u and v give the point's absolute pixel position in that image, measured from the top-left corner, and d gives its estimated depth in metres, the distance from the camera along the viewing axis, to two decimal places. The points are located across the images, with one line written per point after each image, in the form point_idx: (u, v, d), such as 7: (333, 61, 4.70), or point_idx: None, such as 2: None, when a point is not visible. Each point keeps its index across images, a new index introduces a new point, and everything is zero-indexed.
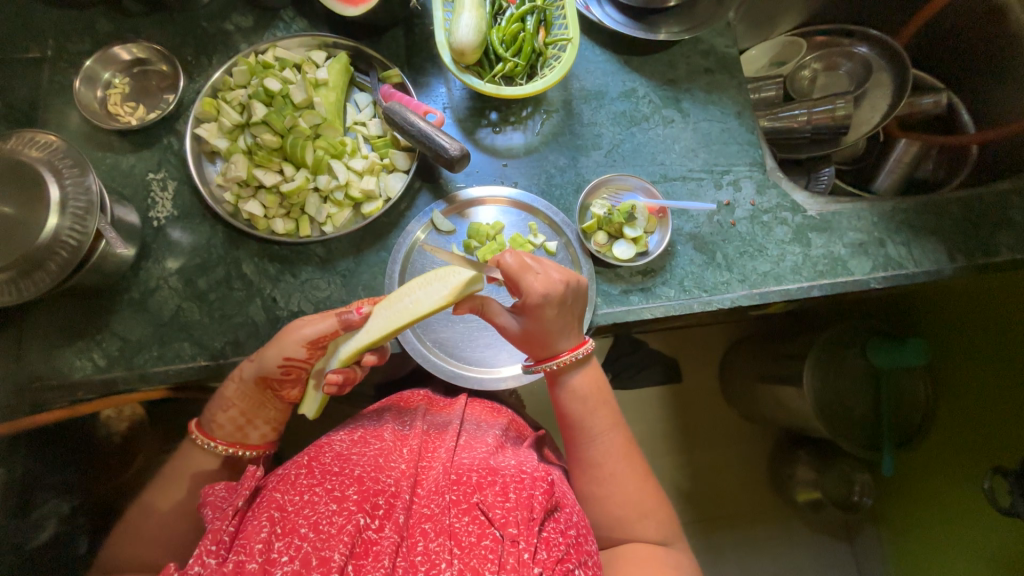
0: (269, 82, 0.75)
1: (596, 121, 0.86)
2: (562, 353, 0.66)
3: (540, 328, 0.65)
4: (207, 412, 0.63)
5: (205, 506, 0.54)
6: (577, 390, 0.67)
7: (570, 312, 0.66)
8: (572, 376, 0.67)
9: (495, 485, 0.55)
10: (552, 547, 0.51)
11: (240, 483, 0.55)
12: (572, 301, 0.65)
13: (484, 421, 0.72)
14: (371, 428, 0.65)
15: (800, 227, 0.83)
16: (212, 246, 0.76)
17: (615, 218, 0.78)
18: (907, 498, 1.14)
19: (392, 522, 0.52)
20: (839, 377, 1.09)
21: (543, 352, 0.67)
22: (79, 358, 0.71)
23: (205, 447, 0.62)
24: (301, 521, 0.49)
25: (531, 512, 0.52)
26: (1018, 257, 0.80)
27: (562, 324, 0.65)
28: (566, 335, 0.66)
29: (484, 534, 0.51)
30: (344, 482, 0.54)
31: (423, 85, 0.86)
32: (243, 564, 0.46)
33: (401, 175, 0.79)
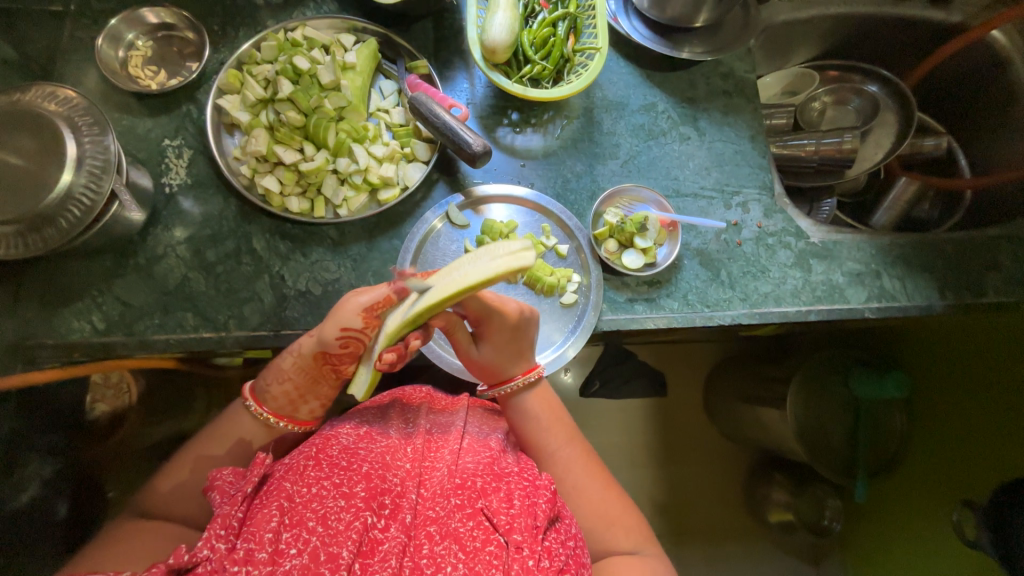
0: (298, 60, 0.75)
1: (615, 131, 0.88)
2: (513, 377, 0.71)
3: (491, 352, 0.71)
4: (263, 378, 0.63)
5: (212, 490, 0.53)
6: (527, 409, 0.71)
7: (517, 341, 0.70)
8: (521, 399, 0.71)
9: (499, 491, 0.57)
10: (554, 556, 0.52)
11: (249, 468, 0.56)
12: (516, 332, 0.70)
13: (487, 422, 0.72)
14: (376, 424, 0.66)
15: (803, 253, 0.85)
16: (223, 219, 0.75)
17: (627, 228, 0.79)
18: (878, 525, 1.17)
19: (399, 521, 0.52)
20: (823, 403, 1.12)
21: (493, 376, 0.72)
22: (76, 319, 0.70)
23: (254, 415, 0.62)
24: (309, 513, 0.50)
25: (534, 520, 0.54)
26: (1003, 299, 0.84)
27: (510, 351, 0.70)
28: (516, 361, 0.71)
29: (489, 539, 0.52)
30: (352, 478, 0.54)
31: (448, 79, 0.87)
32: (253, 553, 0.47)
33: (420, 165, 0.79)
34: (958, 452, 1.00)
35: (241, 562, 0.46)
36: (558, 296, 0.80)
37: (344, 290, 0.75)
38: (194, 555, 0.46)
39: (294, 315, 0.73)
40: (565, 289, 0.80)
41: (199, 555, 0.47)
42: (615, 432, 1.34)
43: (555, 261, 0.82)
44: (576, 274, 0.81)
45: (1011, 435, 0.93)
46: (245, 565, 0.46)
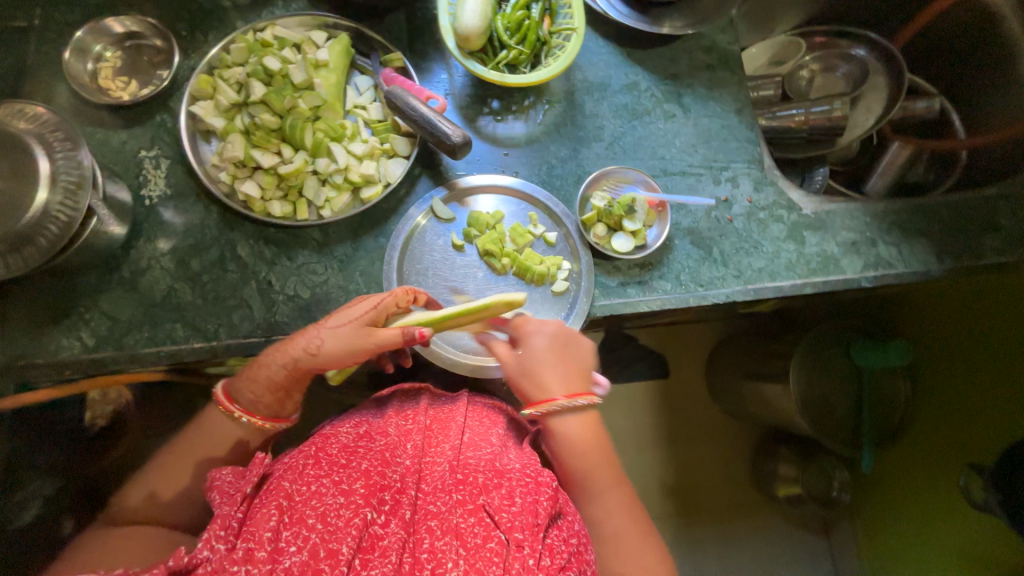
0: (269, 61, 0.74)
1: (598, 113, 0.87)
2: (558, 397, 0.66)
3: (541, 363, 0.69)
4: (236, 378, 0.63)
5: (212, 490, 0.54)
6: (574, 441, 0.67)
7: (566, 357, 0.70)
8: (568, 428, 0.67)
9: (501, 488, 0.57)
10: (556, 554, 0.53)
11: (249, 468, 0.55)
12: (565, 348, 0.71)
13: (487, 415, 0.71)
14: (377, 422, 0.67)
15: (795, 225, 0.84)
16: (206, 227, 0.75)
17: (615, 210, 0.78)
18: (884, 491, 1.17)
19: (398, 518, 0.54)
20: (824, 376, 1.10)
21: (537, 393, 0.68)
22: (66, 337, 0.70)
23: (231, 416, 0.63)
24: (309, 511, 0.51)
25: (536, 517, 0.55)
26: (1001, 260, 0.83)
27: (562, 367, 0.69)
28: (563, 381, 0.68)
29: (489, 536, 0.53)
30: (351, 476, 0.55)
31: (425, 71, 0.85)
32: (253, 552, 0.47)
33: (401, 161, 0.78)
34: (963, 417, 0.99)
35: (241, 562, 0.47)
36: (550, 284, 0.79)
37: (332, 292, 0.75)
38: (195, 556, 0.46)
39: (284, 320, 0.73)
40: (556, 277, 0.79)
41: (199, 556, 0.47)
42: (618, 417, 1.34)
43: (544, 250, 0.81)
44: (566, 261, 0.80)
45: (1016, 397, 0.92)
46: (246, 565, 0.47)
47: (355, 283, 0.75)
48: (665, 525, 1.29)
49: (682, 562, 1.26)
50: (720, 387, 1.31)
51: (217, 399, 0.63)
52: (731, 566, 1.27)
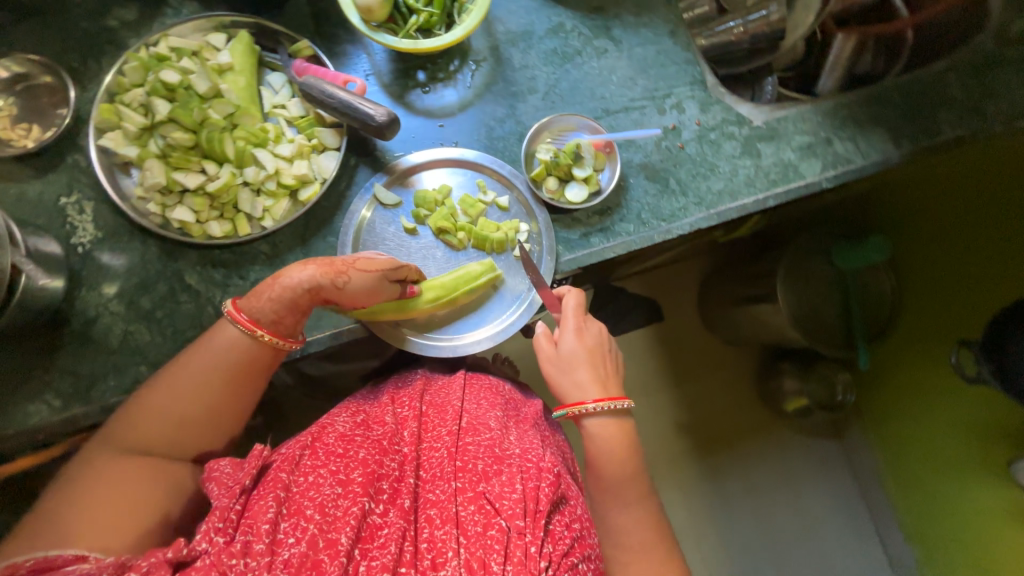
0: (167, 75, 0.69)
1: (528, 63, 0.83)
2: (590, 400, 0.64)
3: (579, 358, 0.66)
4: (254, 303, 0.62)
5: (211, 481, 0.53)
6: (604, 444, 0.64)
7: (605, 358, 0.68)
8: (599, 429, 0.64)
9: (501, 475, 0.58)
10: (558, 540, 0.55)
11: (247, 460, 0.55)
12: (606, 349, 0.69)
13: (483, 397, 0.70)
14: (373, 412, 0.68)
15: (748, 139, 0.82)
16: (148, 263, 0.72)
17: (562, 161, 0.76)
18: (886, 385, 1.20)
19: (398, 507, 0.56)
20: (808, 287, 1.11)
21: (572, 389, 0.66)
22: (31, 403, 0.67)
23: (247, 333, 0.62)
24: (307, 502, 0.52)
25: (537, 504, 0.56)
26: (959, 134, 0.82)
27: (601, 366, 0.67)
28: (593, 383, 0.65)
29: (491, 523, 0.54)
30: (349, 466, 0.57)
31: (339, 55, 0.80)
32: (251, 544, 0.48)
33: (333, 153, 0.75)
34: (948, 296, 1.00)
35: (240, 554, 0.47)
36: (511, 250, 0.78)
37: None
38: (194, 547, 0.47)
39: None
40: (515, 242, 0.77)
41: (198, 548, 0.47)
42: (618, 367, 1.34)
43: (499, 216, 0.79)
44: (523, 223, 0.78)
45: None
46: (244, 557, 0.47)
47: None
48: (682, 461, 1.31)
49: (705, 491, 1.29)
50: (713, 317, 1.32)
51: (234, 321, 0.62)
52: (752, 486, 1.30)
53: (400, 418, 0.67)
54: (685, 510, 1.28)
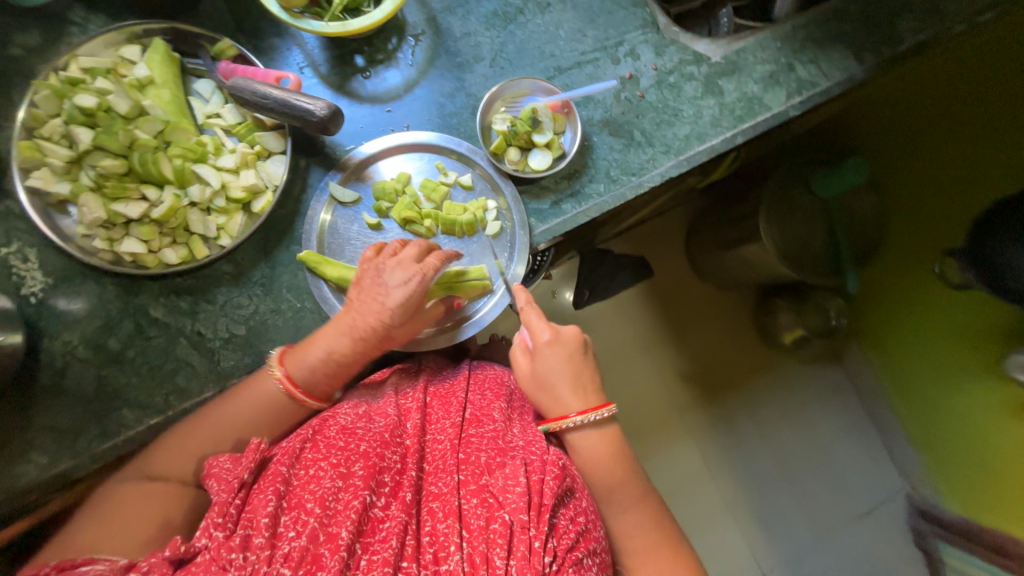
0: (81, 99, 0.64)
1: (469, 30, 0.78)
2: (573, 414, 0.63)
3: (556, 379, 0.65)
4: (296, 361, 0.63)
5: (211, 478, 0.55)
6: (593, 455, 0.64)
7: (584, 367, 0.67)
8: (586, 438, 0.64)
9: (504, 467, 0.58)
10: (562, 535, 0.55)
11: (245, 455, 0.56)
12: (583, 356, 0.67)
13: (489, 389, 0.70)
14: (378, 404, 0.67)
15: (709, 77, 0.79)
16: (108, 303, 0.69)
17: (520, 129, 0.73)
18: (884, 300, 1.21)
19: (400, 500, 0.56)
20: (793, 217, 1.10)
21: (554, 408, 0.65)
22: (16, 465, 0.65)
23: (287, 394, 0.63)
24: (308, 496, 0.52)
25: (541, 497, 0.55)
26: (921, 40, 0.79)
27: (580, 378, 0.66)
28: (574, 396, 0.65)
29: (494, 517, 0.54)
30: (350, 458, 0.56)
31: (268, 51, 0.75)
32: (251, 538, 0.49)
33: (280, 157, 0.71)
34: None
35: (239, 549, 0.48)
36: (482, 230, 0.75)
37: (267, 318, 0.70)
38: (192, 545, 0.48)
39: (231, 364, 0.69)
40: (485, 221, 0.75)
41: (197, 545, 0.49)
42: (615, 328, 1.33)
43: (464, 196, 0.76)
44: (491, 200, 0.76)
45: None
46: (244, 552, 0.48)
47: (287, 302, 0.71)
48: (691, 408, 1.31)
49: (716, 436, 1.30)
50: (703, 264, 1.31)
51: (274, 370, 0.63)
52: (763, 424, 1.31)
53: (403, 410, 0.67)
54: (699, 456, 1.28)
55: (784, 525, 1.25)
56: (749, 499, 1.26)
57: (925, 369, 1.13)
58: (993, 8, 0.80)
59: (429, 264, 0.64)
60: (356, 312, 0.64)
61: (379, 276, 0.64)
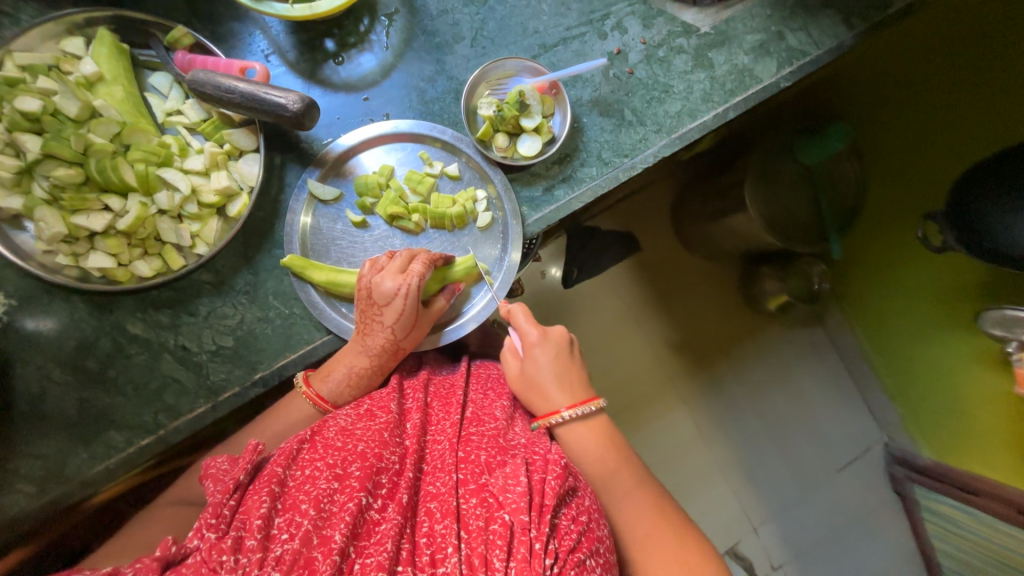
0: (23, 102, 0.58)
1: (447, 7, 0.73)
2: (562, 408, 0.66)
3: (544, 376, 0.69)
4: (321, 379, 0.65)
5: (208, 479, 0.54)
6: (586, 447, 0.66)
7: (570, 367, 0.71)
8: (576, 431, 0.67)
9: (504, 466, 0.58)
10: (563, 535, 0.53)
11: (243, 456, 0.55)
12: (569, 356, 0.72)
13: (490, 389, 0.72)
14: (377, 396, 0.66)
15: (698, 50, 0.76)
16: (81, 321, 0.64)
17: (507, 114, 0.69)
18: (860, 267, 1.23)
19: (396, 502, 0.54)
20: (777, 187, 1.10)
21: (543, 405, 0.68)
22: (3, 496, 0.62)
23: (316, 407, 0.65)
24: (302, 497, 0.51)
25: (542, 498, 0.54)
26: (908, 1, 0.77)
27: (567, 377, 0.69)
28: (562, 392, 0.68)
29: (493, 517, 0.53)
30: (346, 458, 0.55)
31: (229, 38, 0.69)
32: (243, 540, 0.47)
33: (252, 156, 0.66)
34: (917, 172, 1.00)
35: (230, 551, 0.46)
36: (473, 221, 0.73)
37: (254, 328, 0.67)
38: (184, 546, 0.47)
39: (221, 377, 0.66)
40: (476, 212, 0.72)
41: (190, 546, 0.47)
42: (606, 305, 1.33)
43: (452, 186, 0.73)
44: (480, 190, 0.73)
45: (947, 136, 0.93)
46: (234, 555, 0.46)
47: (274, 308, 0.67)
48: (681, 378, 1.33)
49: (708, 404, 1.32)
50: (692, 239, 1.30)
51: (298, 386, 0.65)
52: (753, 390, 1.34)
53: (405, 409, 0.66)
54: (692, 425, 1.31)
55: (772, 481, 1.30)
56: (739, 460, 1.30)
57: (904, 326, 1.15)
58: None
59: (412, 273, 0.64)
60: (362, 332, 0.65)
61: (373, 294, 0.64)
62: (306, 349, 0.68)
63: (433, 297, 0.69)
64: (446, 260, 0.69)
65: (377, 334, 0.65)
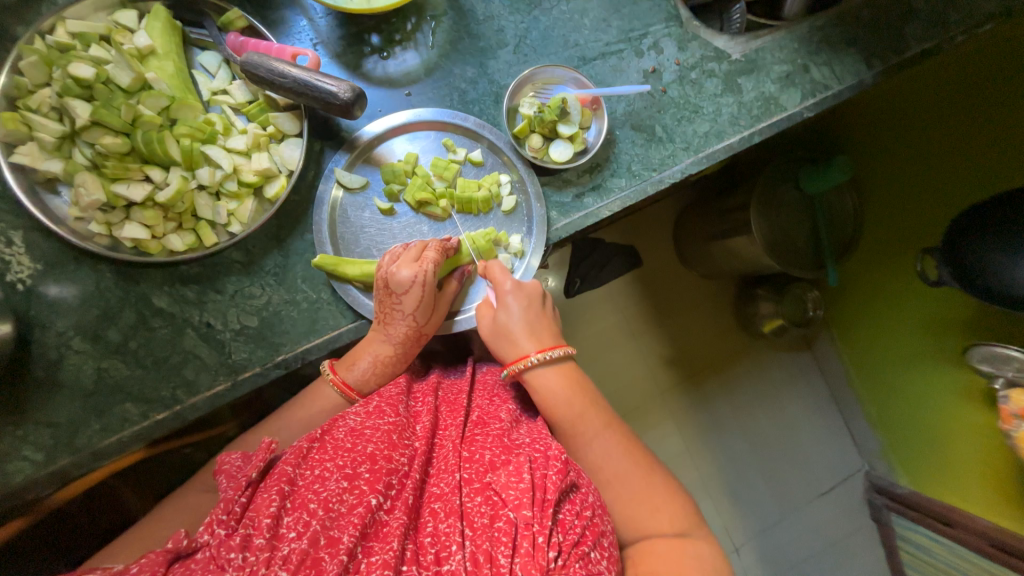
0: (77, 68, 0.59)
1: (492, 13, 0.75)
2: (530, 355, 0.65)
3: (513, 325, 0.67)
4: (348, 372, 0.67)
5: (222, 474, 0.56)
6: (550, 389, 0.65)
7: (540, 315, 0.69)
8: (541, 376, 0.65)
9: (508, 464, 0.57)
10: (568, 530, 0.53)
11: (255, 454, 0.57)
12: (541, 307, 0.70)
13: (497, 394, 0.71)
14: (387, 394, 0.65)
15: (729, 75, 0.79)
16: (105, 290, 0.64)
17: (546, 116, 0.71)
18: (853, 297, 1.26)
19: (402, 502, 0.54)
20: (780, 212, 1.13)
21: (511, 352, 0.67)
22: (8, 462, 0.61)
23: (344, 396, 0.67)
24: (311, 496, 0.52)
25: (545, 493, 0.54)
26: (926, 46, 0.81)
27: (538, 326, 0.68)
28: (532, 341, 0.66)
29: (498, 515, 0.53)
30: (355, 460, 0.55)
31: (279, 24, 0.71)
32: (252, 538, 0.48)
33: (295, 141, 0.67)
34: (917, 208, 1.04)
35: (238, 548, 0.47)
36: (498, 206, 0.74)
37: (280, 310, 0.67)
38: (194, 540, 0.48)
39: (243, 357, 0.66)
40: (500, 196, 0.74)
41: (199, 540, 0.48)
42: (607, 315, 1.35)
43: (475, 172, 0.74)
44: (503, 174, 0.74)
45: (951, 177, 0.97)
46: (242, 552, 0.47)
47: (302, 292, 0.68)
48: (674, 392, 1.35)
49: (698, 420, 1.34)
50: (694, 257, 1.33)
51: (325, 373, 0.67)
52: (744, 409, 1.36)
53: (412, 413, 0.66)
54: (681, 439, 1.33)
55: (755, 500, 1.32)
56: (726, 477, 1.32)
57: (890, 358, 1.18)
58: (991, 20, 0.81)
59: (427, 260, 0.65)
60: (383, 322, 0.66)
61: (390, 284, 0.64)
62: (330, 335, 0.68)
63: (446, 279, 0.70)
64: (456, 247, 0.70)
65: (400, 323, 0.66)
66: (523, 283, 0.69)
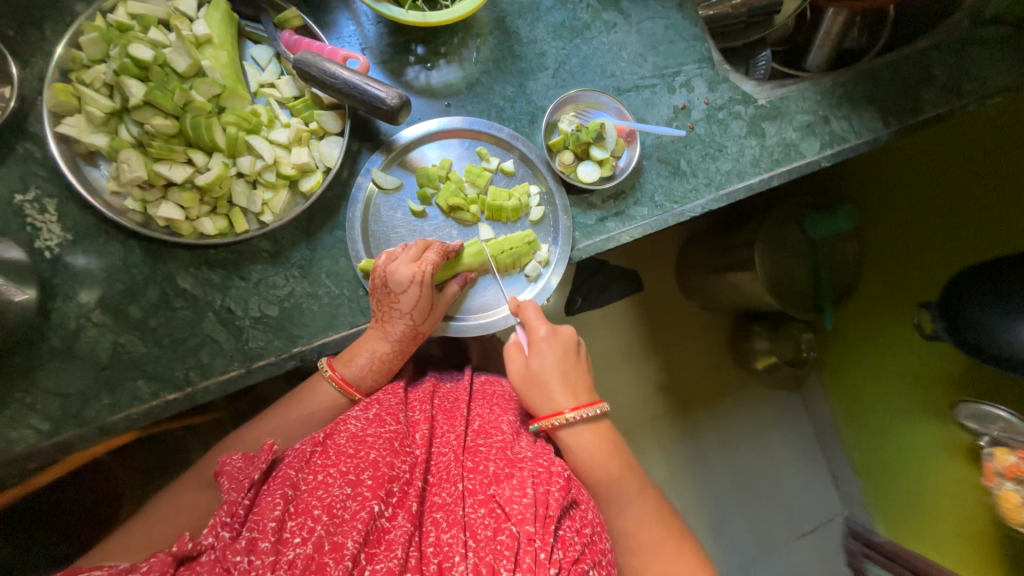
0: (137, 49, 0.60)
1: (536, 37, 0.78)
2: (564, 410, 0.65)
3: (549, 374, 0.68)
4: (349, 368, 0.66)
5: (222, 476, 0.53)
6: (581, 444, 0.66)
7: (574, 366, 0.70)
8: (576, 431, 0.66)
9: (513, 478, 0.57)
10: (568, 547, 0.53)
11: (259, 455, 0.55)
12: (574, 357, 0.71)
13: (497, 403, 0.71)
14: (385, 402, 0.65)
15: (754, 118, 0.82)
16: (131, 266, 0.64)
17: (582, 136, 0.73)
18: (846, 345, 1.28)
19: (405, 510, 0.55)
20: (785, 251, 1.14)
21: (545, 405, 0.67)
22: (13, 429, 0.60)
23: (343, 394, 0.66)
24: (315, 502, 0.51)
25: (547, 509, 0.54)
26: (939, 112, 0.85)
27: (571, 377, 0.68)
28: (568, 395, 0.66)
29: (501, 528, 0.53)
30: (358, 466, 0.55)
31: (329, 25, 0.73)
32: (257, 541, 0.48)
33: (335, 139, 0.69)
34: (915, 263, 1.08)
35: (244, 551, 0.47)
36: (526, 216, 0.76)
37: (302, 302, 0.68)
38: (199, 543, 0.48)
39: (259, 345, 0.66)
40: (529, 207, 0.76)
41: (203, 543, 0.48)
42: (607, 336, 1.36)
43: (506, 182, 0.77)
44: (533, 186, 0.77)
45: (948, 236, 1.01)
46: (248, 555, 0.47)
47: (325, 287, 0.69)
48: (665, 420, 1.36)
49: (687, 450, 1.35)
50: (694, 289, 1.35)
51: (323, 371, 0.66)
52: (731, 443, 1.37)
53: (411, 421, 0.66)
54: (669, 466, 1.33)
55: (737, 537, 1.32)
56: (711, 511, 1.33)
57: (876, 406, 1.21)
58: (1000, 93, 0.86)
59: (426, 261, 0.65)
60: (382, 319, 0.66)
61: (388, 281, 0.65)
62: (346, 331, 0.69)
63: (445, 282, 0.71)
64: (457, 252, 0.70)
65: (397, 321, 0.66)
66: (559, 331, 0.71)
